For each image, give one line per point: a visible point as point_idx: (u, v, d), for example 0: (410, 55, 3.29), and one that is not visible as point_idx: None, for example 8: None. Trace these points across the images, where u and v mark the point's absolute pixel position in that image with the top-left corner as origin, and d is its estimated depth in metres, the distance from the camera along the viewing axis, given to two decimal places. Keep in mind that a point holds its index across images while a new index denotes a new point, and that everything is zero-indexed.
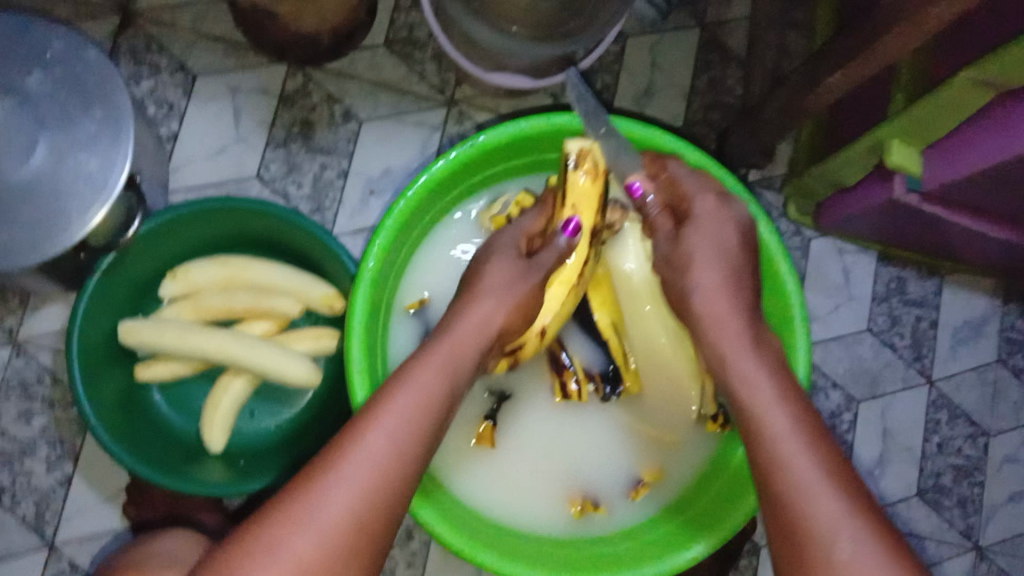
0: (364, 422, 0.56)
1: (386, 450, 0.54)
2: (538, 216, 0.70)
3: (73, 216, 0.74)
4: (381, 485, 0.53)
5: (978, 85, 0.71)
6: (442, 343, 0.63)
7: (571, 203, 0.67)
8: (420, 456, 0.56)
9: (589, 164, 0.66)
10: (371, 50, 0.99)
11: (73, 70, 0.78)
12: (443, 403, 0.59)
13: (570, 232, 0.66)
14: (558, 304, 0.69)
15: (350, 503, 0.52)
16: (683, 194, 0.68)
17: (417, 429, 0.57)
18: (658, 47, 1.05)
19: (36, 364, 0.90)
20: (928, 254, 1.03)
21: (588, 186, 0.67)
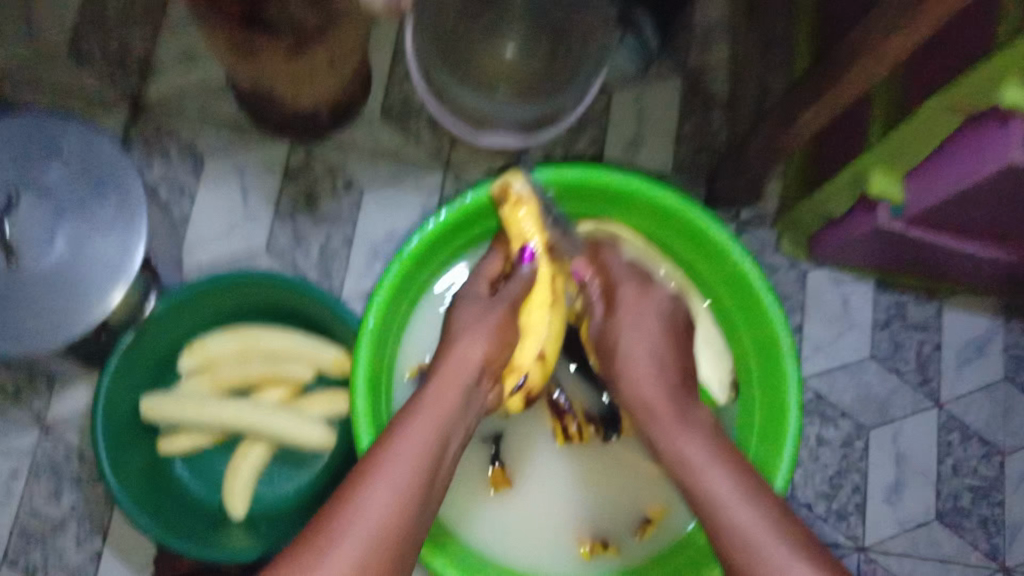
0: (366, 475, 0.59)
1: (389, 503, 0.58)
2: (496, 258, 0.75)
3: (93, 299, 0.79)
4: (387, 538, 0.57)
5: (948, 111, 0.73)
6: (431, 386, 0.66)
7: (517, 233, 0.73)
8: (420, 504, 0.60)
9: (516, 197, 0.73)
10: (368, 122, 1.04)
11: (88, 163, 0.83)
12: (439, 447, 0.62)
13: (526, 259, 0.72)
14: (545, 327, 0.72)
15: (358, 557, 0.56)
16: (613, 281, 0.74)
17: (417, 477, 0.60)
18: (642, 99, 1.09)
19: (63, 442, 0.94)
20: (923, 277, 1.04)
21: (526, 213, 0.73)
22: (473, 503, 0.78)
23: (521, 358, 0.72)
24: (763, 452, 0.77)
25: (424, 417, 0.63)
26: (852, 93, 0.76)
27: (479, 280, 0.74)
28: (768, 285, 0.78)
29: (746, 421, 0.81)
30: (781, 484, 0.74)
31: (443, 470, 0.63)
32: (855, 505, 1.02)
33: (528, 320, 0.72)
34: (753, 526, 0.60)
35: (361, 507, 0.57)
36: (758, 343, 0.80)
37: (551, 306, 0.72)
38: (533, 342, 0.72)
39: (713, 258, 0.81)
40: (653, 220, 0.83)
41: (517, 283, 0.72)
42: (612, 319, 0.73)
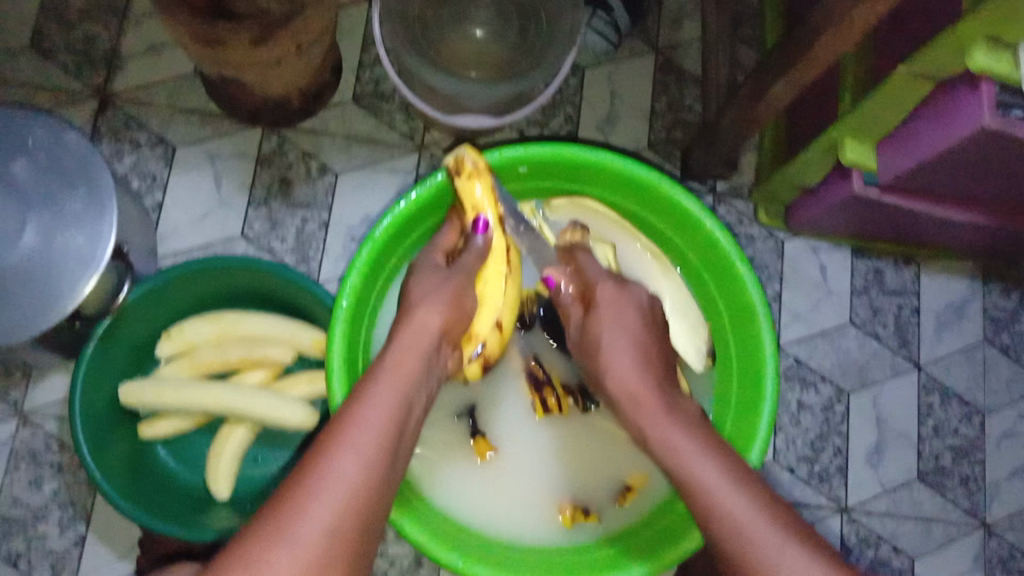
0: (332, 443, 0.57)
1: (358, 469, 0.56)
2: (450, 231, 0.76)
3: (65, 289, 0.79)
4: (357, 503, 0.55)
5: (915, 78, 0.73)
6: (390, 354, 0.65)
7: (471, 205, 0.74)
8: (388, 469, 0.58)
9: (467, 168, 0.73)
10: (341, 106, 1.04)
11: (56, 154, 0.83)
12: (402, 412, 0.61)
13: (480, 230, 0.74)
14: (500, 295, 0.74)
15: (329, 524, 0.53)
16: (588, 282, 0.76)
17: (382, 440, 0.58)
18: (614, 74, 1.09)
19: (42, 434, 0.94)
20: (899, 242, 1.05)
21: (479, 185, 0.74)
22: (452, 473, 0.78)
23: (480, 327, 0.74)
24: (740, 422, 0.77)
25: (386, 383, 0.62)
26: (820, 65, 0.76)
27: (433, 252, 0.75)
28: (740, 252, 0.78)
29: (725, 392, 0.82)
30: (757, 451, 0.74)
31: (406, 435, 0.62)
32: (836, 467, 1.02)
33: (483, 292, 0.74)
34: (738, 505, 0.57)
35: (329, 473, 0.55)
36: (734, 313, 0.80)
37: (506, 275, 0.75)
38: (490, 312, 0.74)
39: (687, 230, 0.81)
40: (626, 195, 0.83)
41: (471, 254, 0.73)
42: (590, 319, 0.74)
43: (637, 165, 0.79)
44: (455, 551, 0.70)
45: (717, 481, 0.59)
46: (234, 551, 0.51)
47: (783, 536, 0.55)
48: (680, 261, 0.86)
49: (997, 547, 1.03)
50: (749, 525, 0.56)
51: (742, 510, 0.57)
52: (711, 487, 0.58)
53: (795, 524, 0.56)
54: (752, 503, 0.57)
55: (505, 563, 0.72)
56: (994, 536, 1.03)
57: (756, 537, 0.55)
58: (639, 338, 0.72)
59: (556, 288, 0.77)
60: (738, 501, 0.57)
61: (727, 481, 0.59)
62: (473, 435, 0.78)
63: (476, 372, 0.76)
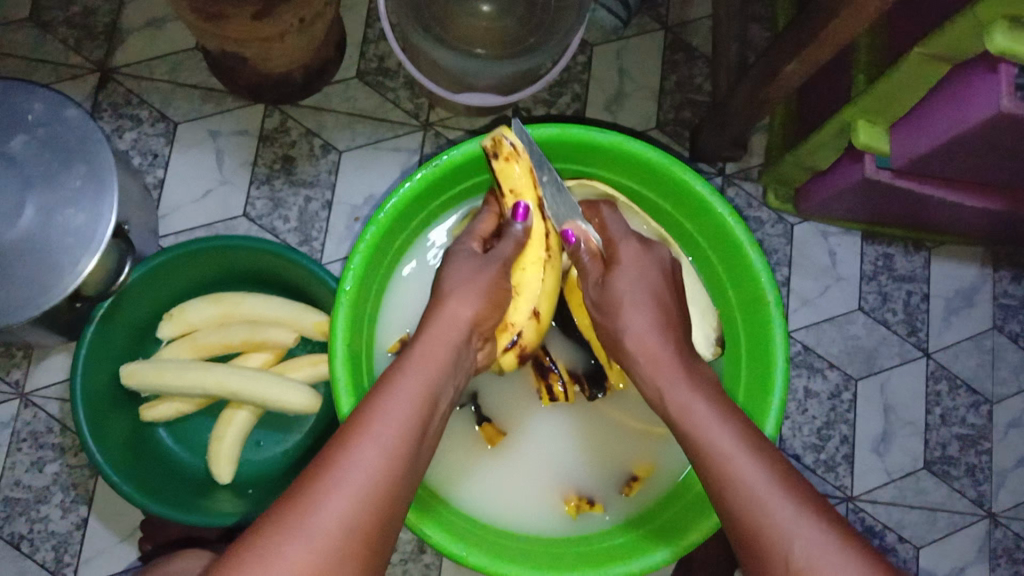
0: (354, 432, 0.55)
1: (380, 462, 0.54)
2: (488, 216, 0.75)
3: (65, 269, 0.78)
4: (377, 497, 0.53)
5: (930, 59, 0.71)
6: (417, 344, 0.64)
7: (510, 188, 0.73)
8: (409, 463, 0.56)
9: (507, 150, 0.71)
10: (344, 83, 1.02)
11: (55, 130, 0.81)
12: (426, 404, 0.59)
13: (520, 217, 0.73)
14: (538, 284, 0.73)
15: (348, 517, 0.51)
16: (610, 240, 0.74)
17: (408, 434, 0.57)
18: (623, 52, 1.07)
19: (44, 415, 0.94)
20: (911, 227, 1.03)
21: (518, 168, 0.72)
22: (456, 461, 0.78)
23: (516, 317, 0.72)
24: (751, 400, 0.77)
25: (412, 374, 0.60)
26: (835, 45, 0.73)
27: (470, 238, 0.73)
28: (752, 238, 0.76)
29: (734, 372, 0.81)
30: (772, 425, 0.73)
31: (429, 430, 0.60)
32: (842, 456, 1.02)
33: (518, 279, 0.73)
34: (752, 474, 0.56)
35: (351, 464, 0.53)
36: (742, 293, 0.79)
37: (542, 266, 0.73)
38: (526, 301, 0.73)
39: (693, 210, 0.80)
40: (632, 174, 0.81)
41: (508, 240, 0.72)
42: (610, 275, 0.70)
43: (646, 147, 0.78)
44: (458, 541, 0.69)
45: (737, 450, 0.57)
46: (251, 541, 0.49)
47: (798, 507, 0.53)
48: (685, 241, 0.84)
49: (1002, 536, 1.03)
50: (764, 492, 0.54)
51: (759, 480, 0.55)
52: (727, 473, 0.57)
53: (808, 495, 0.55)
54: (769, 470, 0.56)
55: (512, 553, 0.71)
56: (1000, 525, 1.03)
57: (770, 505, 0.54)
58: (660, 293, 0.70)
59: (576, 245, 0.73)
60: (752, 470, 0.56)
61: (740, 449, 0.57)
62: (479, 423, 0.78)
63: (511, 362, 0.74)
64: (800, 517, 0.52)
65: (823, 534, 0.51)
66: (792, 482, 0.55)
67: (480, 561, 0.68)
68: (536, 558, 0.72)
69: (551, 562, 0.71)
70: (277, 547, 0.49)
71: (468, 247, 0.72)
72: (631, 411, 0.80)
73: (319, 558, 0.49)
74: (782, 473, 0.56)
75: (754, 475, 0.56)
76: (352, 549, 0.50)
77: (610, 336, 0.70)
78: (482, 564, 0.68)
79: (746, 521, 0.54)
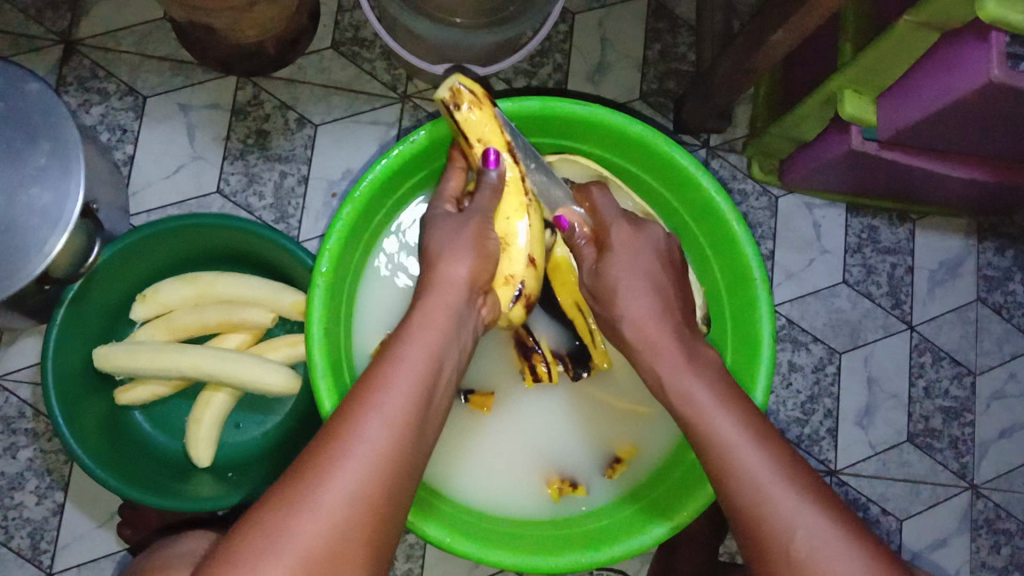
0: (360, 406, 0.53)
1: (388, 435, 0.52)
2: (456, 172, 0.73)
3: (31, 250, 0.75)
4: (387, 470, 0.51)
5: (919, 27, 0.69)
6: (417, 311, 0.61)
7: (477, 137, 0.70)
8: (419, 434, 0.54)
9: (467, 95, 0.69)
10: (319, 53, 0.99)
11: (17, 105, 0.78)
12: (433, 371, 0.57)
13: (492, 164, 0.70)
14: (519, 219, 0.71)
15: (355, 491, 0.50)
16: (596, 234, 0.72)
17: (412, 407, 0.54)
18: (605, 21, 1.04)
19: (15, 399, 0.92)
20: (896, 199, 1.02)
21: (483, 113, 0.70)
22: (438, 445, 0.77)
23: (512, 267, 0.70)
24: (740, 370, 0.76)
25: (417, 343, 0.58)
26: (824, 12, 0.71)
27: (442, 200, 0.71)
28: (738, 212, 0.75)
29: (722, 343, 0.80)
30: (762, 392, 0.72)
31: (439, 394, 0.58)
32: (826, 430, 1.02)
33: (502, 228, 0.70)
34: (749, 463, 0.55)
35: (358, 437, 0.51)
36: (728, 269, 0.78)
37: (524, 209, 0.71)
38: (520, 247, 0.70)
39: (680, 186, 0.78)
40: (615, 149, 0.80)
41: (485, 189, 0.69)
42: (603, 262, 0.69)
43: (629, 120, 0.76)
44: (442, 528, 0.69)
45: (739, 441, 0.56)
46: (256, 519, 0.49)
47: (802, 498, 0.53)
48: (670, 219, 0.83)
49: (984, 507, 1.03)
50: (765, 484, 0.54)
51: (762, 469, 0.55)
52: (728, 449, 0.56)
53: (810, 484, 0.54)
54: (773, 462, 0.55)
55: (497, 539, 0.71)
56: (981, 496, 1.03)
57: (772, 497, 0.53)
58: (652, 282, 0.68)
59: (570, 230, 0.73)
60: (753, 459, 0.55)
61: (747, 441, 0.56)
62: (466, 395, 0.77)
63: (520, 313, 0.72)
64: (805, 507, 0.52)
65: (827, 525, 0.51)
66: (794, 471, 0.55)
67: (464, 547, 0.68)
68: (519, 542, 0.71)
69: (536, 546, 0.71)
70: (287, 528, 0.48)
71: (442, 209, 0.69)
72: (615, 390, 0.79)
73: (330, 536, 0.48)
74: (785, 460, 0.56)
75: (755, 465, 0.55)
76: (361, 522, 0.49)
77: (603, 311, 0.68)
78: (466, 550, 0.68)
79: (748, 509, 0.54)
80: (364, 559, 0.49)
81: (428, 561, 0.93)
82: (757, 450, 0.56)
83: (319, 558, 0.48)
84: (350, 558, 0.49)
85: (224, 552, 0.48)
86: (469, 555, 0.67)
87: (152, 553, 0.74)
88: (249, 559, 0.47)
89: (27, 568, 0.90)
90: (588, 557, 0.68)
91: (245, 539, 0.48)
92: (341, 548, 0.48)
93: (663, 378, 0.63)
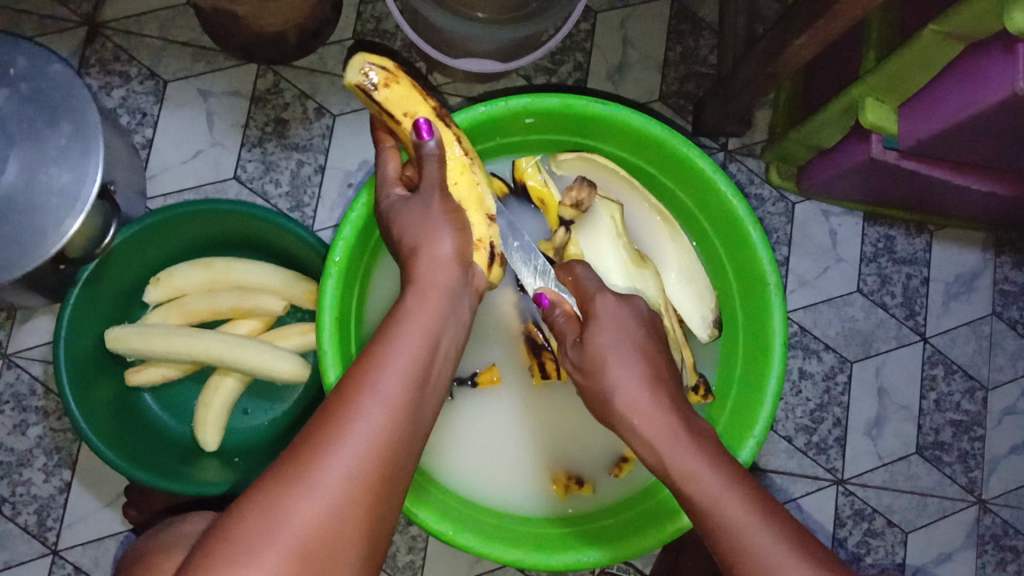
0: (357, 385, 0.53)
1: (384, 414, 0.52)
2: (393, 152, 0.70)
3: (49, 229, 0.76)
4: (384, 449, 0.51)
5: (944, 38, 0.68)
6: (412, 293, 0.61)
7: (402, 112, 0.66)
8: (415, 412, 0.54)
9: (379, 74, 0.66)
10: (340, 44, 0.99)
11: (39, 84, 0.79)
12: (429, 351, 0.57)
13: (425, 133, 0.66)
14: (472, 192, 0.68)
15: (351, 470, 0.50)
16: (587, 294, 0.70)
17: (409, 388, 0.54)
18: (628, 21, 1.04)
19: (27, 376, 0.92)
20: (913, 210, 1.01)
21: (399, 87, 0.66)
22: (445, 440, 0.77)
23: (477, 230, 0.67)
24: (732, 426, 0.76)
25: (414, 324, 0.58)
26: (849, 19, 0.71)
27: (390, 185, 0.68)
28: (753, 216, 0.75)
29: (726, 384, 0.79)
30: (746, 451, 0.73)
31: (435, 375, 0.58)
32: (834, 439, 1.01)
33: (460, 194, 0.67)
34: (741, 512, 0.56)
35: (354, 415, 0.51)
36: (743, 278, 0.78)
37: (466, 166, 0.68)
38: (481, 210, 0.68)
39: (699, 189, 0.78)
40: (634, 149, 0.79)
41: (432, 163, 0.66)
42: (587, 331, 0.67)
43: (648, 121, 0.75)
44: (443, 520, 0.69)
45: (749, 522, 0.55)
46: (254, 497, 0.49)
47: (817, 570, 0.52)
48: (690, 225, 0.82)
49: (991, 523, 1.02)
50: (780, 563, 0.53)
51: (777, 551, 0.53)
52: (736, 523, 0.55)
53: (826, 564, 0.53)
54: None
55: (497, 533, 0.71)
56: (989, 512, 1.02)
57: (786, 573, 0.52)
58: None
59: (552, 309, 0.70)
60: (766, 535, 0.54)
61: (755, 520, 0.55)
62: (472, 377, 0.77)
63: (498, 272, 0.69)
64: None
65: None
66: (809, 549, 0.54)
67: (464, 540, 0.68)
68: (520, 537, 0.71)
69: (540, 542, 0.71)
70: (283, 507, 0.48)
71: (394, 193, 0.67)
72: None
73: (326, 515, 0.48)
74: (798, 539, 0.55)
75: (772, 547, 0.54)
76: (357, 502, 0.50)
77: (594, 372, 0.66)
78: (466, 543, 0.68)
79: None
80: (360, 539, 0.50)
81: (430, 554, 0.93)
82: (771, 531, 0.54)
83: (314, 537, 0.48)
84: (346, 540, 0.49)
85: (223, 528, 0.48)
86: (471, 549, 0.67)
87: (158, 532, 0.74)
88: (245, 537, 0.47)
89: (33, 545, 0.91)
90: (591, 556, 0.68)
91: (239, 517, 0.48)
92: (336, 529, 0.49)
93: (663, 456, 0.61)
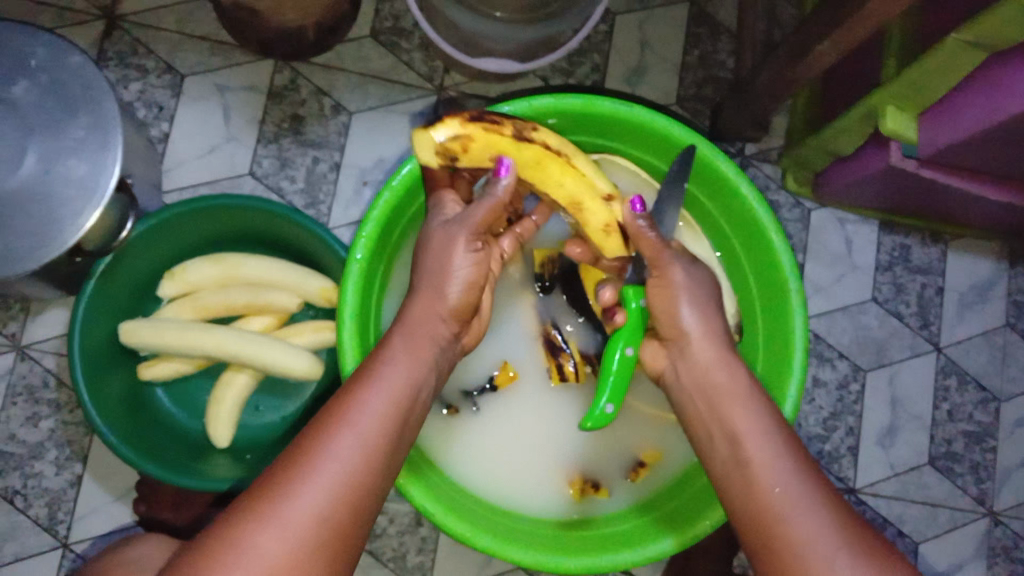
0: (332, 425, 0.54)
1: (360, 452, 0.53)
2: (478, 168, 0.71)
3: (66, 222, 0.75)
4: (352, 488, 0.52)
5: (967, 46, 0.68)
6: (405, 331, 0.62)
7: (486, 158, 0.66)
8: (390, 455, 0.55)
9: (450, 141, 0.64)
10: (357, 41, 0.98)
11: (57, 76, 0.78)
12: (408, 399, 0.58)
13: (504, 173, 0.65)
14: (580, 185, 0.69)
15: (321, 506, 0.50)
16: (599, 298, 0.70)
17: (385, 431, 0.55)
18: (647, 23, 1.03)
19: (39, 368, 0.92)
20: (929, 219, 1.01)
21: (476, 138, 0.65)
22: (462, 425, 0.77)
23: (597, 218, 0.69)
24: None
25: (395, 366, 0.59)
26: (869, 27, 0.70)
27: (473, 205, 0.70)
28: (774, 218, 0.74)
29: None
30: (791, 407, 0.72)
31: (410, 423, 0.58)
32: (847, 447, 1.01)
33: (570, 190, 0.69)
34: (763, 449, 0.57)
35: (326, 456, 0.52)
36: (763, 282, 0.77)
37: (566, 164, 0.68)
38: (592, 201, 0.69)
39: (719, 193, 0.78)
40: (658, 153, 0.79)
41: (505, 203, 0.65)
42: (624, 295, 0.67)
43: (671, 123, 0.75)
44: (460, 520, 0.68)
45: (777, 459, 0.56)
46: (218, 533, 0.49)
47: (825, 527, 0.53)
48: (713, 233, 0.82)
49: (1001, 535, 1.02)
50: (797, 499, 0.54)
51: (819, 528, 0.53)
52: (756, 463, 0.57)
53: (870, 549, 0.52)
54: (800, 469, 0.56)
55: (512, 534, 0.71)
56: (1000, 523, 1.02)
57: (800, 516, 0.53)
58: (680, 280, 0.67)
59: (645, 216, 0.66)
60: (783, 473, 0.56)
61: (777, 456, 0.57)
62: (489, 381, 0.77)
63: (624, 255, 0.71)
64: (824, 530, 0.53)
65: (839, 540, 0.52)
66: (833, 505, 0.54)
67: (482, 541, 0.67)
68: (537, 539, 0.71)
69: (531, 539, 0.71)
70: (248, 543, 0.48)
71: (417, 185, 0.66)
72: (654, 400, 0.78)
73: (291, 552, 0.48)
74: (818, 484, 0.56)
75: (813, 525, 0.53)
76: (324, 537, 0.50)
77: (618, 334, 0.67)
78: (483, 544, 0.67)
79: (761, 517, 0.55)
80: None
81: (440, 554, 0.93)
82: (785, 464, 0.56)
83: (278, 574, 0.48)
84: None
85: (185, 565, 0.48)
86: (486, 548, 0.67)
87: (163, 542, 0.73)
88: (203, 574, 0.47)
89: (42, 538, 0.91)
90: (609, 560, 0.68)
91: (204, 551, 0.48)
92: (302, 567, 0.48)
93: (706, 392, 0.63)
